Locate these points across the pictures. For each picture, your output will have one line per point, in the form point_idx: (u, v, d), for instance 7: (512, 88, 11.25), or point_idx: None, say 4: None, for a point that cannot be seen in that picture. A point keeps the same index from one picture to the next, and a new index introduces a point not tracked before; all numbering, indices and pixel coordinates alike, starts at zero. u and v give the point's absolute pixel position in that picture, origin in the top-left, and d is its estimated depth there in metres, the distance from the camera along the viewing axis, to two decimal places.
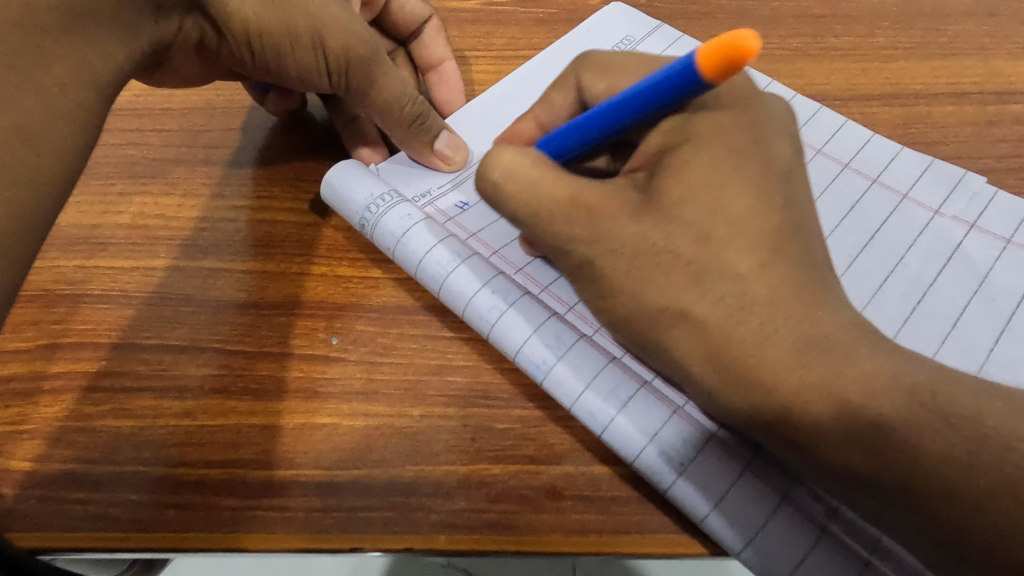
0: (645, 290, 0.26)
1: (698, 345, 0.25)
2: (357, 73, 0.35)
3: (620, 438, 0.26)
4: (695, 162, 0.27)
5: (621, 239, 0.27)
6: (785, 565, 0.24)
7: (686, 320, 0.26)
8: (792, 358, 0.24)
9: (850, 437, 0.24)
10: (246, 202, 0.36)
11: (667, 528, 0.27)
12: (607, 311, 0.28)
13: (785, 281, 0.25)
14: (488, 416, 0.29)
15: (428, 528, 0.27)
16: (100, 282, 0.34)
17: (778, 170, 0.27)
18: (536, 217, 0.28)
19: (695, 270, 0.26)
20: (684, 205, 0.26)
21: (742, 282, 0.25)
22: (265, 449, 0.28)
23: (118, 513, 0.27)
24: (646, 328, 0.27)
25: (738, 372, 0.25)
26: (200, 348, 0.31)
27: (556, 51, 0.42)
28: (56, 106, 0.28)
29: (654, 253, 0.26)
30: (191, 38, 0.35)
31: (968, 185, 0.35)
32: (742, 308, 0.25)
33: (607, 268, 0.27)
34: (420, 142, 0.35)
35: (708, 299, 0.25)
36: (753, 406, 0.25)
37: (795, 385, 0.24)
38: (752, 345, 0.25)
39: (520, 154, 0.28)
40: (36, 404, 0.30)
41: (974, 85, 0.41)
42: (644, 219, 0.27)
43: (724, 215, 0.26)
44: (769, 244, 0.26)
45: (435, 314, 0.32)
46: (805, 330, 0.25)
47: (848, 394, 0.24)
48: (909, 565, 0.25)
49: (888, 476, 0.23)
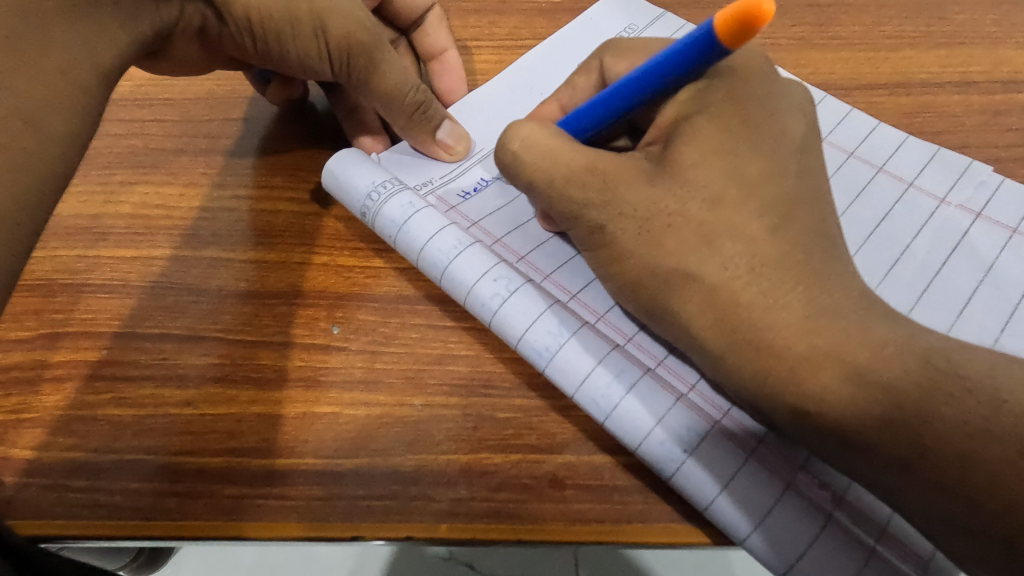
0: (656, 252, 0.27)
1: (706, 308, 0.26)
2: (359, 60, 0.35)
3: (623, 425, 0.26)
4: (709, 127, 0.28)
5: (633, 202, 0.27)
6: (790, 551, 0.24)
7: (696, 282, 0.26)
8: (799, 322, 0.25)
9: (861, 404, 0.23)
10: (248, 191, 0.36)
11: (670, 516, 0.27)
12: (615, 278, 0.28)
13: (793, 244, 0.26)
14: (490, 405, 0.29)
15: (431, 517, 0.27)
16: (101, 272, 0.34)
17: (792, 143, 0.28)
18: (553, 183, 0.28)
19: (706, 232, 0.26)
20: (698, 168, 0.27)
21: (752, 248, 0.26)
22: (266, 438, 0.28)
23: (120, 501, 0.27)
24: (656, 294, 0.27)
25: (745, 335, 0.25)
26: (202, 337, 0.31)
27: (558, 41, 0.42)
28: (60, 94, 0.28)
29: (665, 215, 0.27)
30: (193, 24, 0.34)
31: (975, 174, 0.35)
32: (752, 269, 0.26)
33: (618, 232, 0.27)
34: (423, 130, 0.35)
35: (717, 261, 0.26)
36: (760, 371, 0.25)
37: (802, 347, 0.24)
38: (761, 308, 0.25)
39: (537, 127, 0.29)
40: (38, 393, 0.30)
41: (980, 73, 0.41)
42: (657, 183, 0.27)
43: (737, 180, 0.27)
44: (778, 210, 0.27)
45: (437, 304, 0.32)
46: (813, 295, 0.25)
47: (860, 361, 0.24)
48: (914, 552, 0.25)
49: (898, 444, 0.23)
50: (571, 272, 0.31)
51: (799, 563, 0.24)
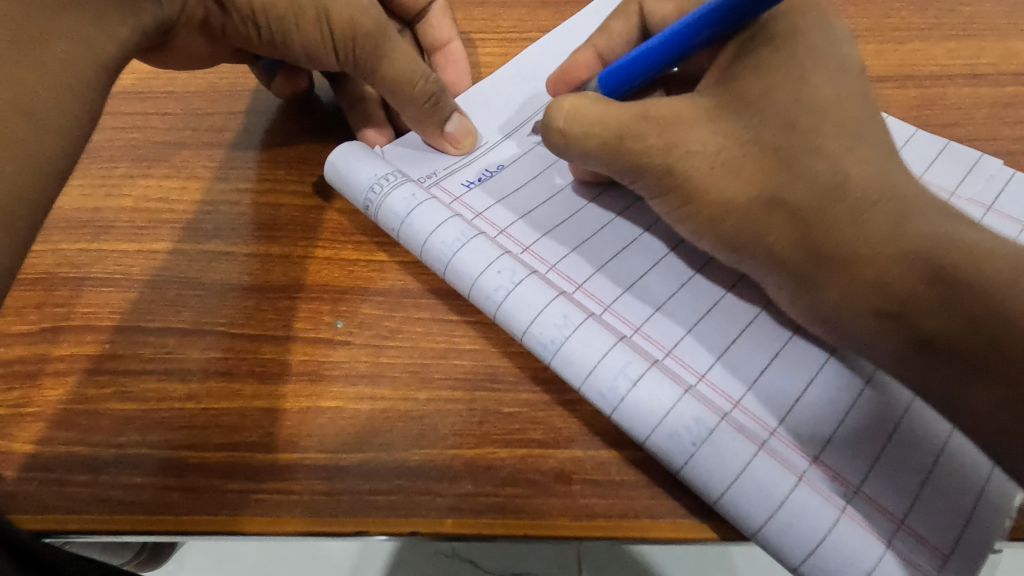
0: (734, 185, 0.28)
1: (787, 234, 0.27)
2: (363, 49, 0.35)
3: (631, 418, 0.26)
4: (778, 65, 0.29)
5: (704, 140, 0.29)
6: (803, 545, 0.24)
7: (779, 207, 0.28)
8: (882, 237, 0.26)
9: (943, 312, 0.25)
10: (250, 184, 0.36)
11: (677, 512, 0.27)
12: (690, 218, 0.29)
13: (872, 168, 0.27)
14: (495, 400, 0.29)
15: (435, 512, 0.26)
16: (102, 266, 0.33)
17: (852, 65, 0.29)
18: (610, 141, 0.30)
19: (783, 160, 0.28)
20: (772, 101, 0.29)
21: (832, 166, 0.27)
22: (270, 432, 0.28)
23: (123, 495, 0.27)
24: (734, 225, 0.28)
25: (826, 256, 0.27)
26: (205, 331, 0.31)
27: (561, 33, 0.41)
28: (63, 86, 0.27)
29: (741, 147, 0.29)
30: (196, 16, 0.35)
31: (984, 168, 0.35)
32: (829, 194, 0.27)
33: (693, 170, 0.29)
34: (430, 121, 0.35)
35: (796, 187, 0.27)
36: (844, 288, 0.26)
37: (880, 252, 0.26)
38: (843, 231, 0.26)
39: (579, 100, 0.31)
40: (39, 387, 0.30)
41: (990, 65, 0.40)
42: (727, 117, 0.29)
43: (806, 106, 0.28)
44: (850, 129, 0.28)
45: (441, 298, 0.32)
46: (894, 217, 0.26)
47: (941, 262, 0.25)
48: (965, 485, 0.26)
49: (981, 330, 0.24)
50: (577, 263, 0.31)
51: (810, 558, 0.24)
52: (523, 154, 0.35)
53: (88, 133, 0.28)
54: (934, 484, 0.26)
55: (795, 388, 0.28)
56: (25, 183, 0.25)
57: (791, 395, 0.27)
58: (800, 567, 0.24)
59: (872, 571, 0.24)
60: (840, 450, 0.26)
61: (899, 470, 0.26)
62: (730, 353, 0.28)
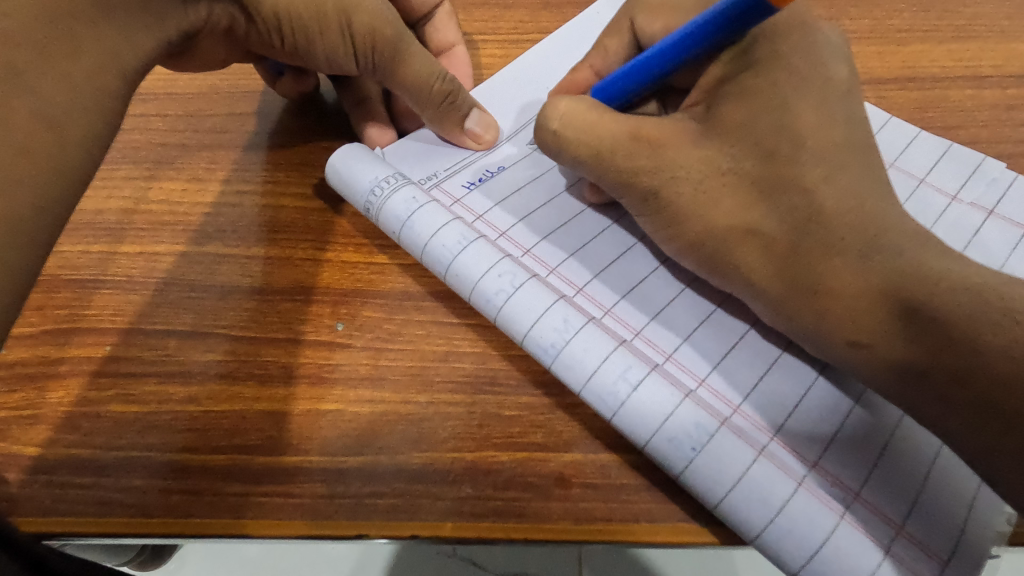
0: (715, 211, 0.29)
1: (764, 260, 0.28)
2: (384, 54, 0.35)
3: (631, 422, 0.26)
4: (760, 90, 0.29)
5: (686, 166, 0.29)
6: (803, 549, 0.24)
7: (757, 235, 0.28)
8: (856, 266, 0.26)
9: (911, 347, 0.25)
10: (252, 186, 0.36)
11: (677, 516, 0.26)
12: (673, 241, 0.30)
13: (851, 197, 0.27)
14: (496, 402, 0.29)
15: (436, 515, 0.26)
16: (104, 268, 0.33)
17: (835, 90, 0.29)
18: (598, 156, 0.30)
19: (763, 187, 0.28)
20: (753, 129, 0.29)
21: (811, 194, 0.27)
22: (271, 435, 0.28)
23: (124, 498, 0.27)
24: (715, 250, 0.29)
25: (803, 282, 0.27)
26: (206, 333, 0.31)
27: (561, 35, 0.41)
28: (81, 96, 0.27)
29: (722, 173, 0.29)
30: (220, 25, 0.35)
31: (987, 170, 0.35)
32: (805, 225, 0.27)
33: (675, 194, 0.29)
34: (452, 121, 0.35)
35: (775, 214, 0.28)
36: (817, 314, 0.26)
37: (854, 285, 0.26)
38: (820, 258, 0.27)
39: (573, 102, 0.31)
40: (41, 390, 0.30)
41: (992, 68, 0.40)
42: (710, 142, 0.29)
43: (787, 132, 0.28)
44: (831, 157, 0.28)
45: (442, 300, 0.32)
46: (870, 247, 0.26)
47: (912, 294, 0.25)
48: (954, 498, 0.25)
49: (948, 363, 0.24)
50: (577, 267, 0.31)
51: (810, 563, 0.24)
52: (523, 157, 0.35)
53: (103, 154, 0.28)
54: (923, 500, 0.25)
55: (794, 393, 0.28)
56: (44, 194, 0.25)
57: (790, 400, 0.27)
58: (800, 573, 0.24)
59: None
60: (839, 456, 0.26)
61: (890, 484, 0.26)
62: (730, 358, 0.28)
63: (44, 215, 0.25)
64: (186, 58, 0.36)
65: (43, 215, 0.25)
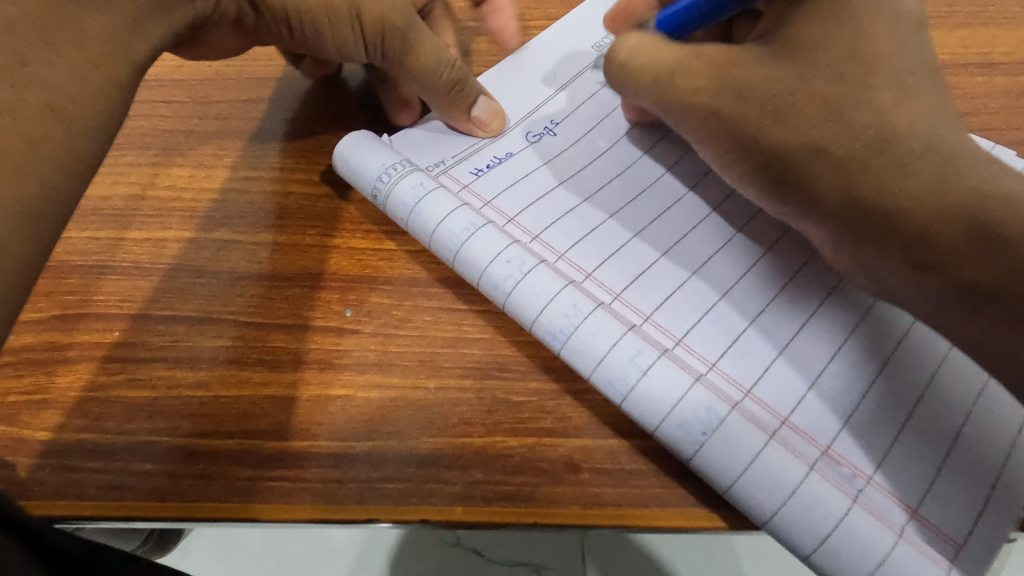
0: (781, 127, 0.29)
1: (833, 178, 0.28)
2: (394, 42, 0.35)
3: (641, 407, 0.26)
4: (833, 12, 0.29)
5: (752, 83, 0.30)
6: (814, 534, 0.24)
7: (825, 153, 0.28)
8: (928, 180, 0.26)
9: (977, 259, 0.25)
10: (258, 173, 0.36)
11: (687, 502, 0.26)
12: (733, 161, 0.30)
13: (918, 116, 0.27)
14: (504, 389, 0.29)
15: (445, 500, 0.26)
16: (110, 254, 0.33)
17: (910, 22, 0.29)
18: (660, 80, 0.32)
19: (832, 105, 0.28)
20: (825, 52, 0.29)
21: (878, 114, 0.27)
22: (280, 420, 0.28)
23: (134, 482, 0.27)
24: (780, 167, 0.29)
25: (865, 200, 0.27)
26: (214, 319, 0.31)
27: (568, 23, 0.41)
28: (88, 83, 0.27)
29: (790, 93, 0.29)
30: (228, 14, 0.36)
31: (999, 157, 0.34)
32: (872, 142, 0.27)
33: (739, 116, 0.30)
34: (459, 108, 0.35)
35: (842, 128, 0.28)
36: (879, 229, 0.27)
37: (920, 202, 0.26)
38: (888, 174, 0.27)
39: (641, 37, 0.33)
40: (50, 374, 0.30)
41: (1004, 54, 0.40)
42: (778, 64, 0.29)
43: (857, 57, 0.28)
44: (901, 82, 0.28)
45: (450, 287, 0.32)
46: (941, 166, 0.26)
47: (983, 208, 0.25)
48: (965, 483, 0.26)
49: (1003, 276, 0.24)
50: (588, 251, 0.31)
51: (821, 547, 0.24)
52: (529, 144, 0.35)
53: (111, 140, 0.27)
54: (965, 434, 0.27)
55: (805, 377, 0.28)
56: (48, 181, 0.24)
57: (801, 387, 0.27)
58: (811, 557, 0.24)
59: (883, 561, 0.23)
60: (850, 442, 0.26)
61: (903, 467, 0.26)
62: (741, 343, 0.28)
63: (42, 201, 0.24)
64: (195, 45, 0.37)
65: (43, 202, 0.24)
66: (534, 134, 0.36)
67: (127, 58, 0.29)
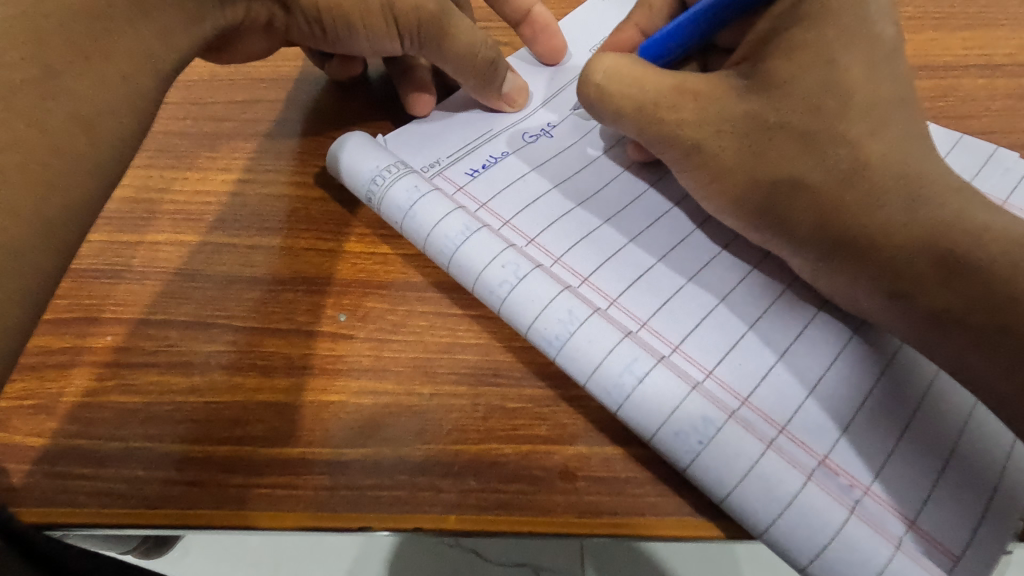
0: (761, 162, 0.29)
1: (808, 214, 0.28)
2: (429, 31, 0.35)
3: (637, 414, 0.26)
4: (807, 41, 0.28)
5: (729, 118, 0.30)
6: (812, 544, 0.23)
7: (800, 188, 0.28)
8: (902, 216, 0.26)
9: (951, 297, 0.25)
10: (253, 175, 0.36)
11: (682, 510, 0.26)
12: (714, 194, 0.30)
13: (894, 148, 0.27)
14: (499, 395, 0.29)
15: (439, 508, 0.26)
16: (103, 257, 0.33)
17: (886, 46, 0.28)
18: (645, 109, 0.31)
19: (807, 140, 0.28)
20: (801, 83, 0.28)
21: (854, 148, 0.27)
22: (273, 426, 0.28)
23: (125, 488, 0.27)
24: (758, 202, 0.29)
25: (843, 234, 0.27)
26: (208, 324, 0.31)
27: (569, 23, 0.41)
28: (116, 95, 0.27)
29: (765, 129, 0.29)
30: (259, 20, 0.36)
31: (1000, 161, 0.34)
32: (847, 178, 0.27)
33: (717, 150, 0.30)
34: (492, 88, 0.35)
35: (819, 166, 0.28)
36: (856, 266, 0.27)
37: (895, 236, 0.26)
38: (863, 211, 0.27)
39: (620, 58, 0.31)
40: (42, 379, 0.30)
41: (1006, 56, 0.39)
42: (752, 98, 0.29)
43: (833, 88, 0.28)
44: (876, 112, 0.28)
45: (445, 291, 0.32)
46: (915, 201, 0.26)
47: (956, 246, 0.25)
48: (965, 490, 0.25)
49: (982, 315, 0.24)
50: (583, 256, 0.30)
51: (818, 558, 0.23)
52: (522, 148, 0.35)
53: (132, 154, 0.27)
54: (955, 457, 0.26)
55: (802, 385, 0.27)
56: (73, 193, 0.24)
57: (795, 400, 0.27)
58: (808, 568, 0.24)
59: (881, 572, 0.23)
60: (846, 451, 0.26)
61: (901, 476, 0.26)
62: (737, 350, 0.28)
63: (68, 213, 0.24)
64: (224, 52, 0.36)
65: (69, 215, 0.24)
66: (529, 136, 0.35)
67: (152, 70, 0.28)
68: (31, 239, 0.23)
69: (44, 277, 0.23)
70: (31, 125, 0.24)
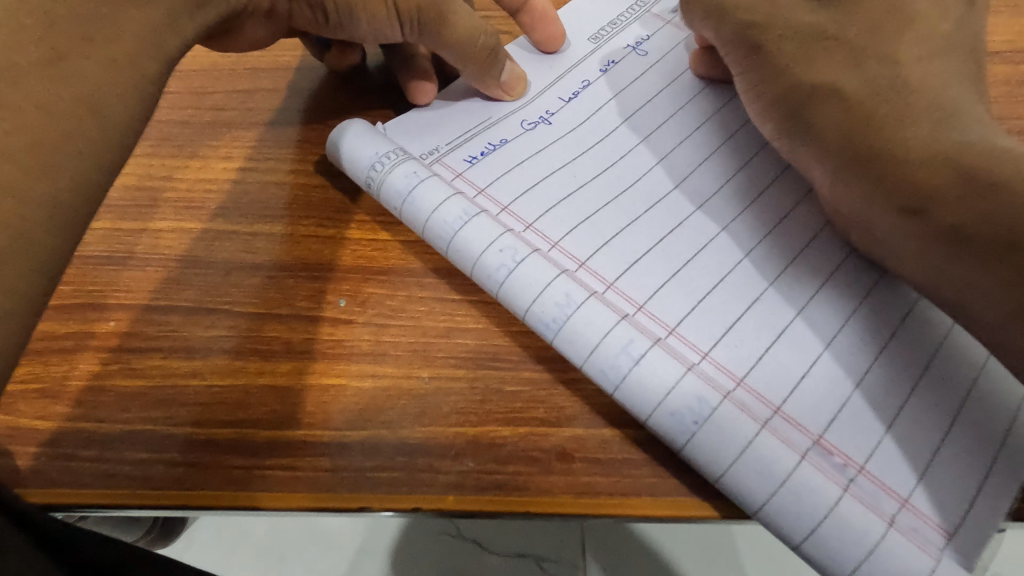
0: (807, 67, 0.30)
1: (841, 118, 0.29)
2: (428, 17, 0.35)
3: (633, 397, 0.26)
4: None
5: (795, 26, 0.31)
6: (804, 523, 0.24)
7: (837, 93, 0.29)
8: (929, 131, 0.27)
9: (965, 202, 0.26)
10: (254, 163, 0.36)
11: (678, 491, 0.26)
12: (760, 97, 0.32)
13: (942, 74, 0.29)
14: (498, 378, 0.29)
15: (437, 489, 0.26)
16: (106, 244, 0.33)
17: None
18: (725, 12, 0.32)
19: (855, 52, 0.30)
20: (869, 5, 0.30)
21: (899, 66, 0.29)
22: (274, 409, 0.28)
23: (129, 470, 0.27)
24: (795, 107, 0.30)
25: (871, 140, 0.28)
26: (210, 310, 0.31)
27: (566, 13, 0.40)
28: (120, 76, 0.27)
29: (823, 39, 0.30)
30: (261, 6, 0.36)
31: None
32: (887, 90, 0.29)
33: (773, 53, 0.31)
34: (490, 74, 0.35)
35: (864, 74, 0.29)
36: (880, 167, 0.28)
37: (917, 149, 0.27)
38: (894, 120, 0.28)
39: None
40: (46, 364, 0.30)
41: (1004, 43, 0.39)
42: (821, 13, 0.31)
43: (898, 13, 0.30)
44: (932, 44, 0.30)
45: (444, 277, 0.32)
46: (942, 124, 0.28)
47: (972, 163, 0.26)
48: (960, 474, 0.26)
49: (994, 224, 0.25)
50: (582, 239, 0.31)
51: (811, 536, 0.24)
52: (528, 131, 0.35)
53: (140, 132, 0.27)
54: (947, 442, 0.26)
55: (820, 337, 0.28)
56: (81, 174, 0.24)
57: (794, 373, 0.27)
58: (802, 545, 0.24)
59: (872, 549, 0.23)
60: (843, 433, 0.26)
61: (899, 457, 0.26)
62: (748, 318, 0.29)
63: (76, 193, 0.24)
64: (228, 39, 0.37)
65: (78, 194, 0.24)
66: (528, 123, 0.35)
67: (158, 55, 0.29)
68: (37, 218, 0.23)
69: (55, 255, 0.23)
70: (39, 107, 0.24)
